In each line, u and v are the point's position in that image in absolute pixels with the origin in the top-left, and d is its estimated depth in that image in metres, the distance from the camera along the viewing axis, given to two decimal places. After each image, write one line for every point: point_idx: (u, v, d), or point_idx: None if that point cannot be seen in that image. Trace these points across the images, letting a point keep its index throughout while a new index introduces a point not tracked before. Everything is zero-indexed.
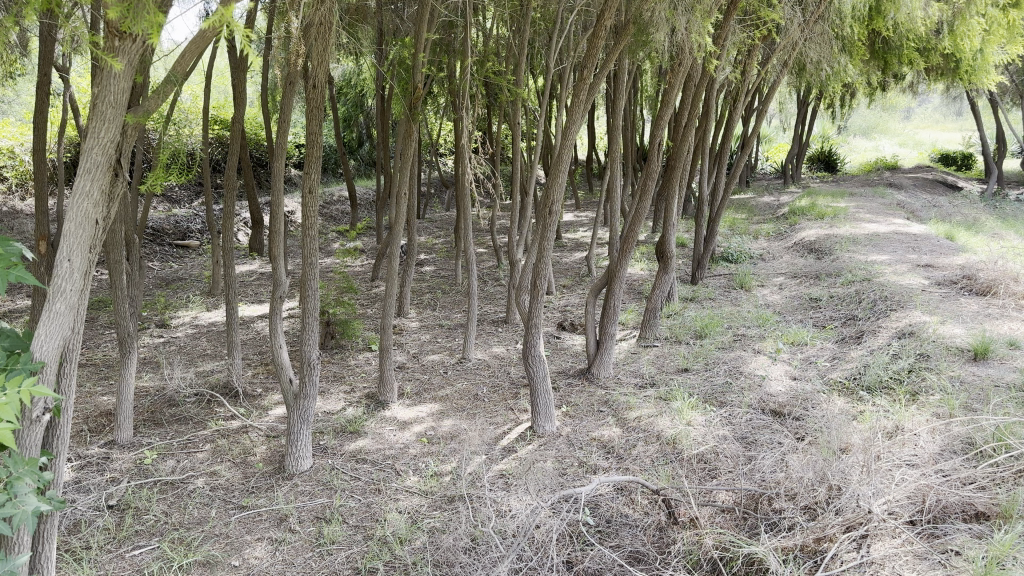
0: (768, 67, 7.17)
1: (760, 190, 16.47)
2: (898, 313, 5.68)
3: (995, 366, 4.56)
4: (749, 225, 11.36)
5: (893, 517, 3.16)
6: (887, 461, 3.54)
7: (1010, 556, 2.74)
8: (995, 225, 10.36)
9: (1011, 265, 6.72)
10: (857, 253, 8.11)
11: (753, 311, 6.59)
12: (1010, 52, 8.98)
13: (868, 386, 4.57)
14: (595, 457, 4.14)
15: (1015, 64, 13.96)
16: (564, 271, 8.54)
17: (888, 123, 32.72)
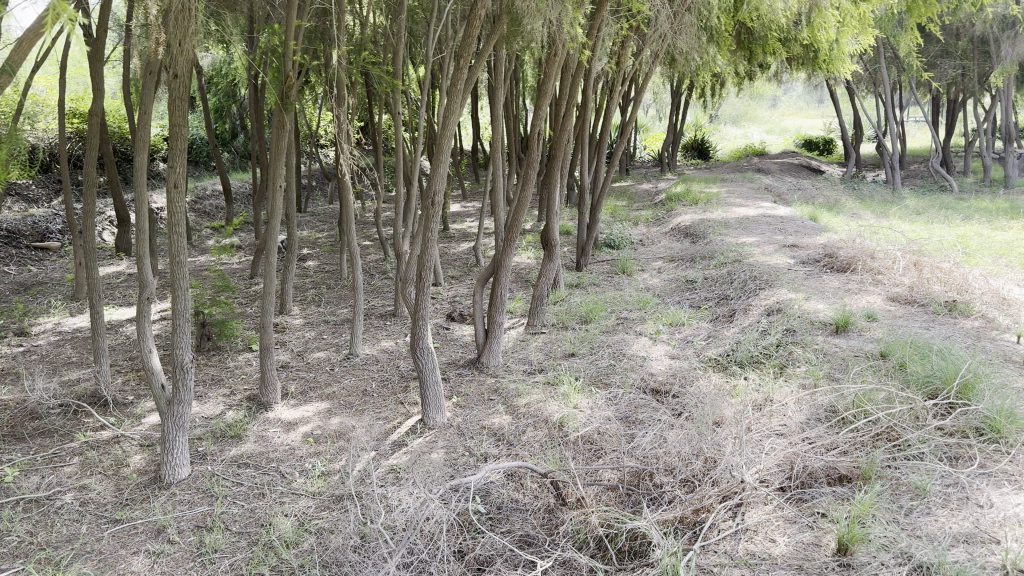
0: (642, 58, 7.33)
1: (639, 177, 16.95)
2: (766, 292, 5.98)
3: (855, 338, 4.86)
4: (630, 211, 11.67)
5: (764, 485, 3.33)
6: (757, 432, 3.72)
7: (869, 515, 2.94)
8: (853, 206, 11.05)
9: (867, 243, 7.19)
10: (729, 236, 8.47)
11: (634, 295, 6.78)
12: (863, 43, 9.52)
13: (742, 362, 4.79)
14: (485, 446, 4.15)
15: (867, 55, 14.89)
16: (451, 261, 8.51)
17: (755, 110, 34.34)
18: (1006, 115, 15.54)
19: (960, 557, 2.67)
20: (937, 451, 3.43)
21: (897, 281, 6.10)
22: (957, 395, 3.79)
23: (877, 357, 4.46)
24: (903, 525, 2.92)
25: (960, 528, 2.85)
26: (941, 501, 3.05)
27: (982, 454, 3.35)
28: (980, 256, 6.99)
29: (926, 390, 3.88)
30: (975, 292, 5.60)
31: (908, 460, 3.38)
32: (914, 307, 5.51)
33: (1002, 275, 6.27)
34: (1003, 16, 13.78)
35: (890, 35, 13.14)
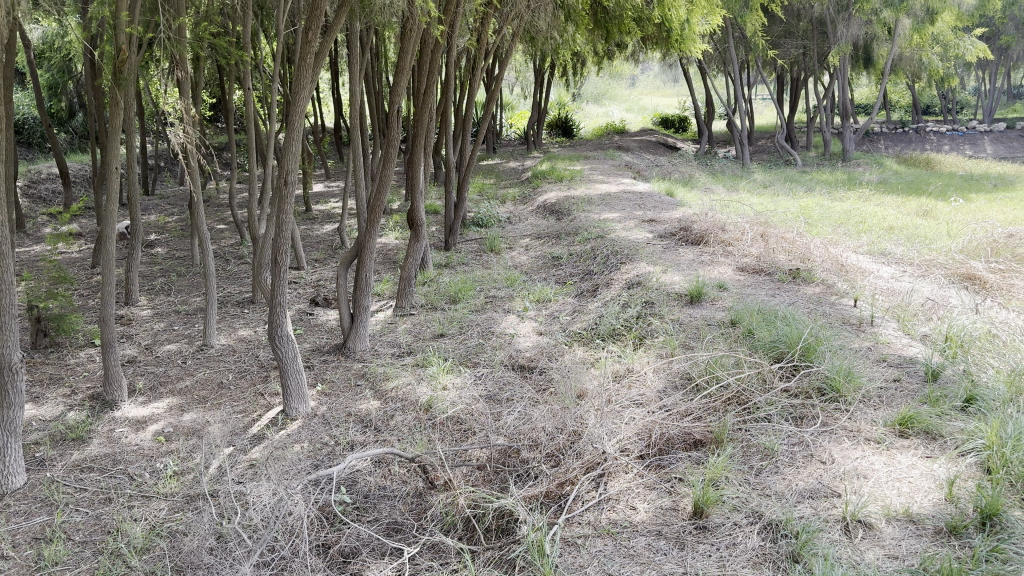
0: (502, 35, 7.25)
1: (505, 155, 17.00)
2: (627, 266, 6.12)
3: (708, 307, 5.05)
4: (496, 189, 11.66)
5: (624, 454, 3.40)
6: (618, 403, 3.80)
7: (723, 477, 3.05)
8: (706, 181, 11.52)
9: (719, 217, 7.51)
10: (592, 212, 8.61)
11: (502, 273, 6.77)
12: (712, 23, 9.87)
13: (604, 335, 4.86)
14: (350, 433, 4.02)
15: (717, 35, 15.51)
16: (313, 244, 8.21)
17: (614, 89, 35.28)
18: (842, 93, 16.60)
19: (806, 512, 2.81)
20: (783, 412, 3.60)
21: (746, 251, 6.38)
22: (800, 357, 4.01)
23: (729, 325, 4.64)
24: (754, 484, 3.05)
25: (805, 484, 3.01)
26: (788, 460, 3.20)
27: (824, 413, 3.55)
28: (820, 225, 7.43)
29: (772, 355, 4.07)
30: (817, 260, 5.94)
31: (756, 422, 3.54)
32: (762, 276, 5.77)
33: (840, 243, 6.69)
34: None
35: (736, 16, 13.71)
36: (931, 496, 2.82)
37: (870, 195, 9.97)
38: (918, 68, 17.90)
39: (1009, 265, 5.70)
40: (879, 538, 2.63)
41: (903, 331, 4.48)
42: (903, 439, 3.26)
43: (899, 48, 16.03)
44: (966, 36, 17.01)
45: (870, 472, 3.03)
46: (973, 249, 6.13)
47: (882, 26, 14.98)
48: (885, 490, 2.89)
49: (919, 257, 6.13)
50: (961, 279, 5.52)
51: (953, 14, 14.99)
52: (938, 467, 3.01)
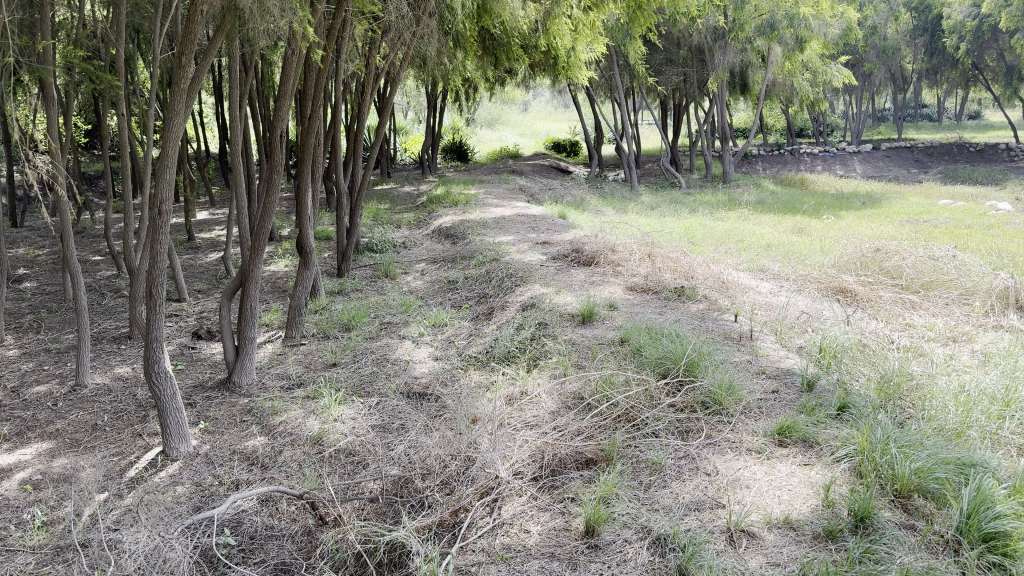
0: (389, 61, 7.15)
1: (400, 180, 16.90)
2: (521, 288, 6.16)
3: (600, 326, 5.13)
4: (390, 214, 11.53)
5: (518, 477, 3.37)
6: (510, 427, 3.78)
7: (613, 495, 3.09)
8: (597, 203, 11.79)
9: (609, 238, 7.68)
10: (486, 235, 8.63)
11: (397, 298, 6.67)
12: (597, 51, 10.14)
13: (499, 358, 4.85)
14: (236, 472, 3.84)
15: (603, 63, 15.97)
16: (197, 274, 7.88)
17: (508, 115, 35.85)
18: (722, 118, 17.34)
19: (692, 525, 2.87)
20: (669, 427, 3.68)
21: (634, 271, 6.55)
22: (685, 372, 4.13)
23: (620, 343, 4.72)
24: (643, 500, 3.09)
25: (692, 497, 3.07)
26: (675, 473, 3.27)
27: (708, 425, 3.66)
28: (703, 245, 7.70)
29: (658, 371, 4.17)
30: (701, 278, 6.15)
31: (644, 438, 3.60)
32: (650, 294, 5.91)
33: (722, 261, 6.95)
34: (714, 27, 15.37)
35: (619, 44, 14.15)
36: (809, 503, 2.93)
37: (749, 214, 10.42)
38: (790, 94, 18.95)
39: (876, 278, 6.06)
40: (761, 546, 2.71)
41: (780, 344, 4.68)
42: (782, 448, 3.39)
43: (772, 75, 16.92)
44: (831, 63, 18.13)
45: (752, 481, 3.13)
46: (844, 263, 6.49)
47: (756, 54, 15.77)
48: (766, 498, 2.99)
49: (795, 273, 6.44)
50: (834, 292, 5.82)
51: (819, 43, 15.95)
52: (815, 473, 3.13)
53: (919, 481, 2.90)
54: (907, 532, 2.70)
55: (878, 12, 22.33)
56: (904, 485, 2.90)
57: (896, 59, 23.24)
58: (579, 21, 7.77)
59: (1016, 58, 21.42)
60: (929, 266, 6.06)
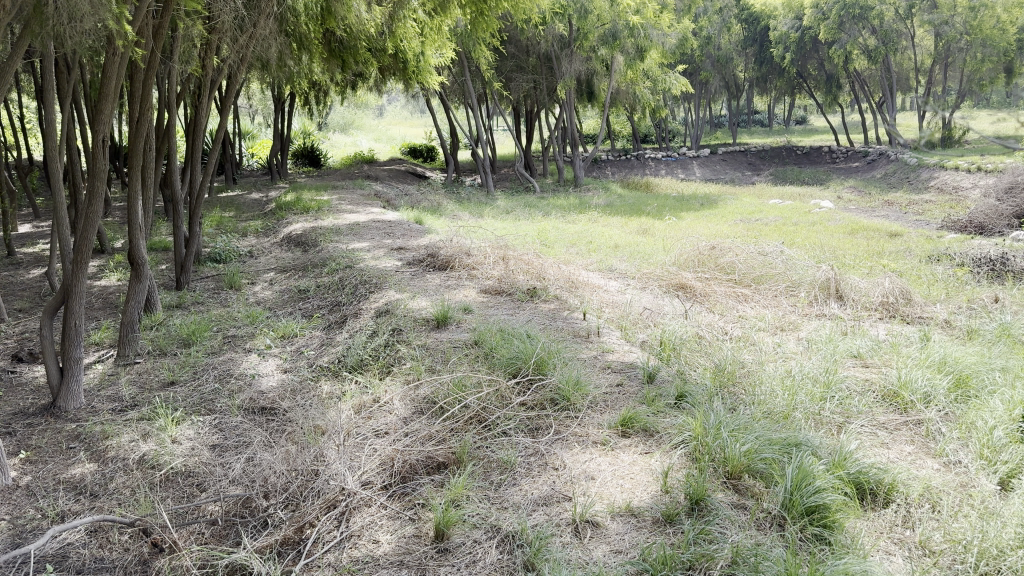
0: (227, 62, 6.82)
1: (247, 187, 16.26)
2: (374, 295, 6.04)
3: (454, 330, 5.12)
4: (236, 222, 11.06)
5: (367, 487, 3.27)
6: (357, 437, 3.67)
7: (463, 496, 3.04)
8: (453, 208, 11.82)
9: (463, 242, 7.69)
10: (339, 242, 8.44)
11: (242, 310, 6.38)
12: (446, 55, 10.13)
13: (351, 366, 4.71)
14: (61, 502, 3.53)
15: (454, 68, 16.02)
16: (17, 292, 7.24)
17: (361, 119, 35.36)
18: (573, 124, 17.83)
19: (540, 519, 2.88)
20: (519, 425, 3.70)
21: (488, 274, 6.58)
22: (534, 371, 4.18)
23: (473, 345, 4.72)
24: (493, 499, 3.07)
25: (540, 492, 3.08)
26: (525, 470, 3.28)
27: (556, 421, 3.71)
28: (555, 247, 7.86)
29: (509, 370, 4.19)
30: (552, 279, 6.27)
31: (495, 438, 3.59)
32: (503, 296, 5.94)
33: (573, 262, 7.12)
34: (561, 36, 15.75)
35: (468, 50, 14.20)
36: (650, 489, 3.02)
37: (598, 217, 10.75)
38: (634, 100, 19.76)
39: (712, 274, 6.40)
40: (604, 535, 2.74)
41: (625, 339, 4.84)
42: (625, 438, 3.50)
43: (616, 82, 17.56)
44: (671, 71, 19.02)
45: (598, 472, 3.20)
46: (684, 261, 6.81)
47: (601, 63, 16.30)
48: (610, 488, 3.05)
49: (640, 271, 6.70)
50: (675, 288, 6.09)
51: (658, 52, 16.69)
52: (655, 461, 3.24)
53: (748, 461, 3.06)
54: (738, 511, 2.82)
55: (712, 23, 23.66)
56: (735, 467, 3.05)
57: (729, 68, 24.73)
58: (425, 24, 7.73)
59: (833, 68, 23.28)
60: (759, 261, 6.47)
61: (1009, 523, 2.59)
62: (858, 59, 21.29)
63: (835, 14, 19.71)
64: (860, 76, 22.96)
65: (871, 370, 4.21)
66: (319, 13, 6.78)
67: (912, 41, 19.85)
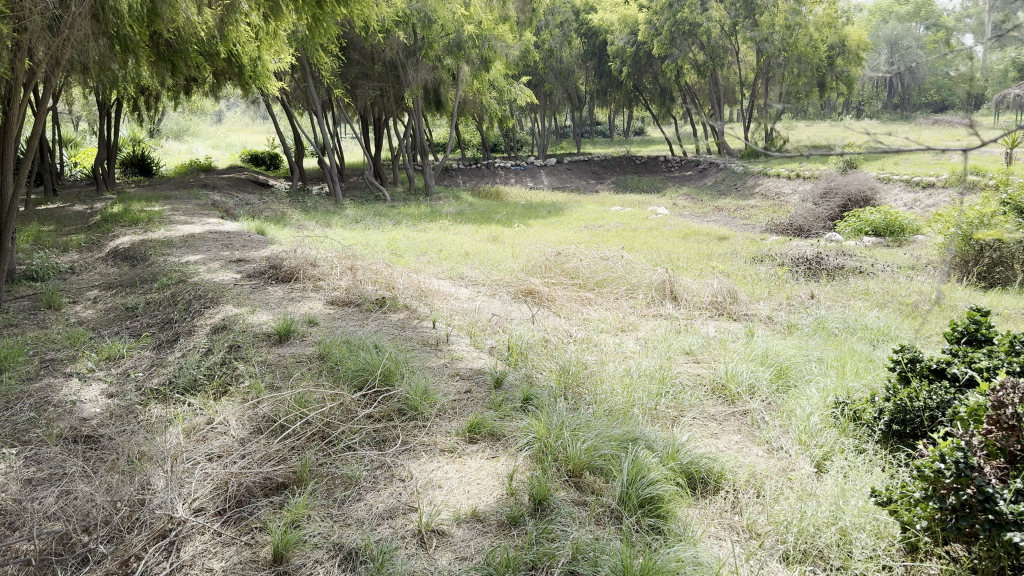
0: (42, 65, 6.33)
1: (71, 198, 15.04)
2: (211, 310, 5.76)
3: (297, 343, 4.97)
4: (54, 236, 10.22)
5: (200, 514, 3.08)
6: (188, 461, 3.45)
7: (303, 516, 2.92)
8: (297, 217, 11.49)
9: (307, 253, 7.49)
10: (172, 255, 7.99)
11: (62, 331, 5.88)
12: (283, 60, 9.88)
13: (184, 388, 4.39)
14: None
15: (297, 75, 15.60)
16: None
17: (196, 126, 33.70)
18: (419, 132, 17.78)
19: (384, 533, 2.81)
20: (364, 439, 3.61)
21: (335, 285, 6.44)
22: (381, 382, 4.11)
23: (317, 358, 4.59)
24: (336, 516, 2.96)
25: (384, 505, 3.02)
26: (370, 485, 3.20)
27: (403, 432, 3.66)
28: (405, 256, 7.81)
29: (354, 383, 4.09)
30: (399, 288, 6.21)
31: (338, 454, 3.48)
32: (350, 307, 5.82)
33: (423, 271, 7.10)
34: (406, 45, 15.72)
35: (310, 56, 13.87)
36: (495, 493, 3.03)
37: (448, 225, 10.78)
38: (481, 109, 20.02)
39: (558, 279, 6.56)
40: (450, 542, 2.73)
41: (473, 346, 4.87)
42: (472, 444, 3.51)
43: (463, 92, 17.74)
44: (516, 81, 19.39)
45: (444, 480, 3.18)
46: (531, 267, 6.93)
47: (446, 72, 16.42)
48: (456, 495, 3.04)
49: (489, 278, 6.77)
50: (523, 294, 6.19)
51: (502, 63, 17.04)
52: (501, 465, 3.27)
53: (588, 459, 3.16)
54: (578, 508, 2.89)
55: (553, 36, 24.34)
56: (576, 465, 3.13)
57: (571, 80, 25.55)
58: (261, 29, 7.53)
59: (666, 81, 24.61)
60: (601, 266, 6.71)
61: (823, 503, 2.79)
62: (689, 73, 22.56)
63: (666, 30, 20.61)
64: (691, 89, 24.34)
65: (702, 365, 4.45)
66: (143, 18, 6.43)
67: (736, 57, 21.30)
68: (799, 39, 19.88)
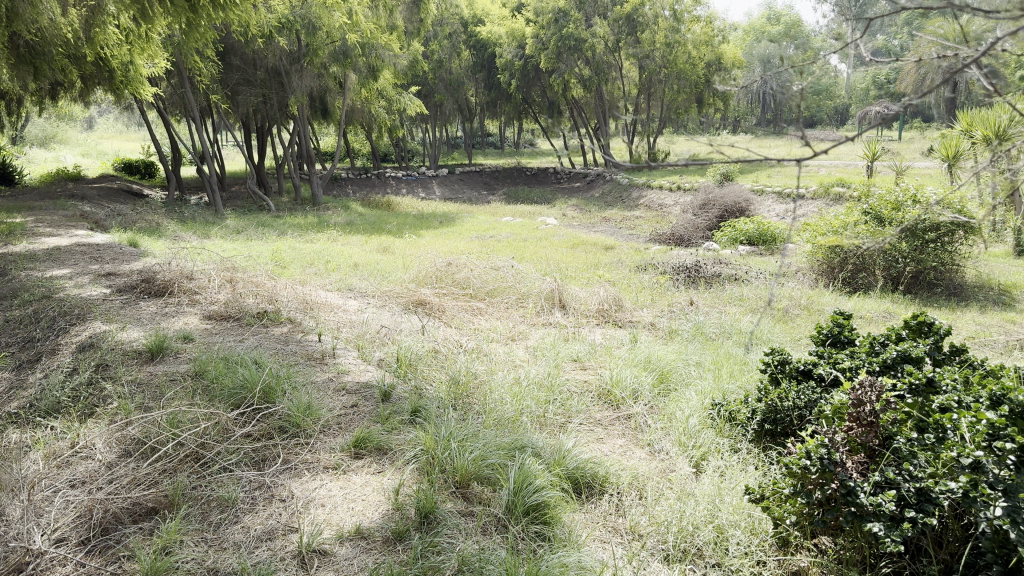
0: None
1: None
2: (76, 328, 5.42)
3: (172, 361, 4.74)
4: None
5: (61, 545, 2.86)
6: (46, 489, 3.19)
7: (175, 542, 2.76)
8: (174, 228, 11.01)
9: (183, 265, 7.19)
10: (34, 269, 7.49)
11: None
12: (157, 65, 9.47)
13: (44, 412, 4.03)
14: None
15: (173, 81, 14.94)
16: None
17: (63, 132, 31.84)
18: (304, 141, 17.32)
19: (263, 556, 2.70)
20: (243, 458, 3.47)
21: (213, 298, 6.19)
22: (260, 400, 3.97)
23: (193, 376, 4.39)
24: (211, 540, 2.82)
25: (263, 526, 2.91)
26: (248, 506, 3.08)
27: (284, 450, 3.55)
28: (290, 268, 7.61)
29: (231, 401, 3.93)
30: (283, 301, 6.04)
31: (214, 475, 3.33)
32: (230, 322, 5.61)
33: (309, 283, 6.94)
34: (290, 52, 15.37)
35: (184, 61, 13.24)
36: (381, 509, 2.98)
37: (336, 236, 10.59)
38: (370, 119, 19.82)
39: (448, 289, 6.55)
40: (333, 562, 2.65)
41: (361, 359, 4.80)
42: (357, 460, 3.45)
43: (351, 100, 17.50)
44: (404, 91, 19.29)
45: (328, 498, 3.11)
46: (421, 278, 6.89)
47: (332, 80, 16.17)
48: (340, 513, 2.97)
49: (378, 290, 6.69)
50: (413, 305, 6.14)
51: (389, 72, 16.96)
52: (387, 480, 3.22)
53: (475, 469, 3.16)
54: (465, 519, 2.88)
55: (442, 47, 24.41)
56: (464, 475, 3.12)
57: (460, 91, 25.65)
58: (132, 32, 7.20)
59: (554, 95, 25.09)
60: (492, 276, 6.75)
61: (701, 502, 2.89)
62: (575, 88, 23.12)
63: (553, 45, 20.98)
64: (577, 102, 24.90)
65: (588, 372, 4.54)
66: (3, 23, 6.02)
67: (620, 72, 21.98)
68: (679, 56, 20.97)
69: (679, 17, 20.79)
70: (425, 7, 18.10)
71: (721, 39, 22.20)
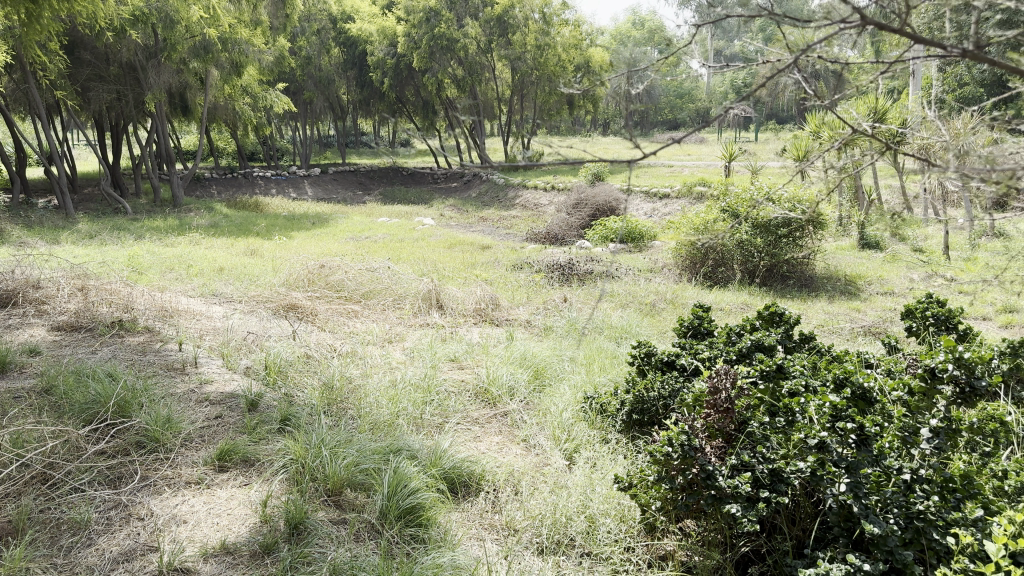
0: None
1: None
2: None
3: (15, 376, 4.40)
4: None
5: None
6: None
7: (21, 569, 2.52)
8: (18, 234, 10.24)
9: (28, 273, 6.69)
10: None
11: None
12: None
13: None
14: None
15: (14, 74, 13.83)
16: None
17: None
18: (162, 140, 16.45)
19: None
20: (96, 477, 3.27)
21: (63, 307, 5.80)
22: (115, 414, 3.75)
23: (40, 392, 4.09)
24: (60, 566, 2.63)
25: (120, 548, 2.75)
26: (103, 527, 2.90)
27: (142, 467, 3.37)
28: (148, 274, 7.23)
29: (82, 417, 3.69)
30: (140, 309, 5.73)
31: (64, 496, 3.11)
32: (81, 332, 5.26)
33: (169, 289, 6.61)
34: (145, 45, 14.60)
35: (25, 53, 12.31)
36: (247, 523, 2.88)
37: (199, 239, 10.16)
38: (235, 116, 19.10)
39: (321, 293, 6.40)
40: None
41: (226, 367, 4.63)
42: (222, 473, 3.33)
43: (214, 97, 16.81)
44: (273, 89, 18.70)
45: (190, 514, 2.98)
46: (292, 281, 6.70)
47: (192, 75, 15.49)
48: (204, 529, 2.86)
49: (245, 294, 6.47)
50: (285, 309, 5.96)
51: (254, 68, 16.45)
52: (254, 492, 3.12)
53: (348, 475, 3.12)
54: (337, 527, 2.83)
55: (310, 43, 23.86)
56: (335, 483, 3.07)
57: (332, 89, 25.12)
58: None
59: (428, 94, 25.01)
60: (367, 277, 6.65)
61: (573, 493, 2.97)
62: (449, 88, 23.14)
63: (426, 44, 20.95)
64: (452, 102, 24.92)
65: (466, 372, 4.56)
66: None
67: (492, 72, 22.17)
68: (549, 58, 21.20)
69: (548, 19, 21.18)
70: (291, 3, 17.65)
71: (589, 42, 22.79)
